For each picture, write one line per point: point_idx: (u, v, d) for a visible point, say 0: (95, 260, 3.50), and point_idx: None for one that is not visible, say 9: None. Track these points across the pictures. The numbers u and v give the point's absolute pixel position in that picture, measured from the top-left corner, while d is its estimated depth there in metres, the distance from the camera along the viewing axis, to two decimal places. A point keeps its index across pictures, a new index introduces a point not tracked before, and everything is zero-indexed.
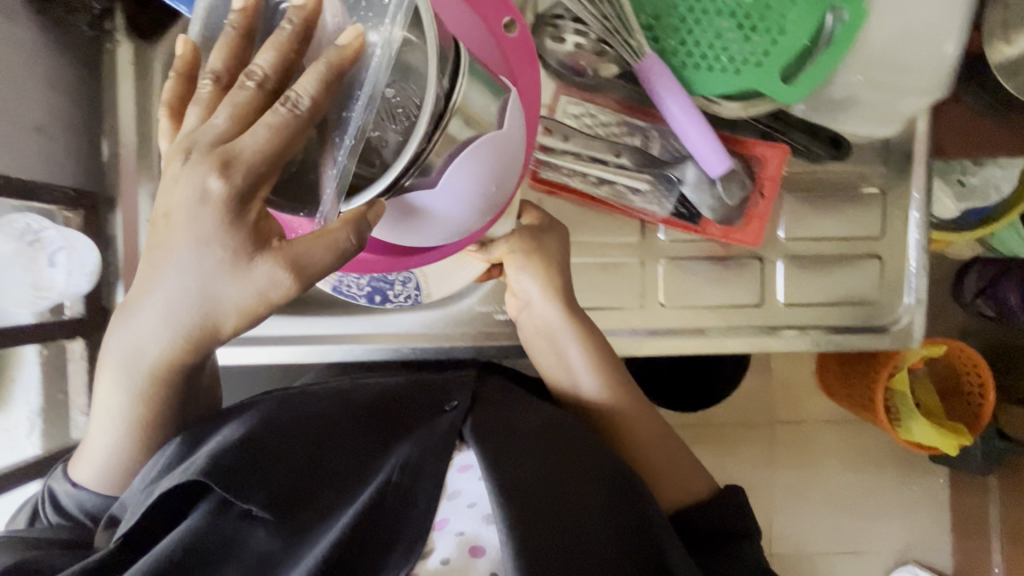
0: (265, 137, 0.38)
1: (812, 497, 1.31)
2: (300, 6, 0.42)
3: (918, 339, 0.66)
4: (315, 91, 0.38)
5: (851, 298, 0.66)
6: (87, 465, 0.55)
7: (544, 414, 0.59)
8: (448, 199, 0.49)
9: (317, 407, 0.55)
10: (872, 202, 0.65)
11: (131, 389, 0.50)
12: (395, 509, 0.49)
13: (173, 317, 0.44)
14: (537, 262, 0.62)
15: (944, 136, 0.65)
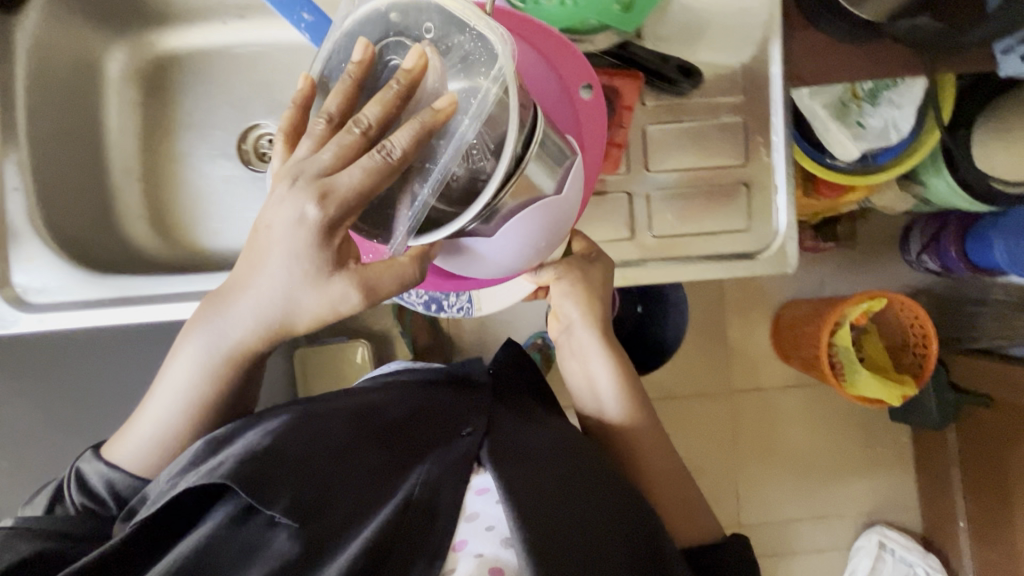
0: (360, 179, 0.46)
1: (755, 452, 1.51)
2: (407, 70, 0.48)
3: (790, 261, 0.67)
4: (406, 145, 0.46)
5: (721, 226, 0.68)
6: (130, 443, 0.61)
7: (557, 436, 0.65)
8: (502, 246, 0.57)
9: (339, 420, 0.60)
10: (733, 130, 0.68)
11: (203, 367, 0.59)
12: (412, 527, 0.55)
13: (261, 315, 0.54)
14: (582, 291, 0.67)
15: (799, 63, 0.68)
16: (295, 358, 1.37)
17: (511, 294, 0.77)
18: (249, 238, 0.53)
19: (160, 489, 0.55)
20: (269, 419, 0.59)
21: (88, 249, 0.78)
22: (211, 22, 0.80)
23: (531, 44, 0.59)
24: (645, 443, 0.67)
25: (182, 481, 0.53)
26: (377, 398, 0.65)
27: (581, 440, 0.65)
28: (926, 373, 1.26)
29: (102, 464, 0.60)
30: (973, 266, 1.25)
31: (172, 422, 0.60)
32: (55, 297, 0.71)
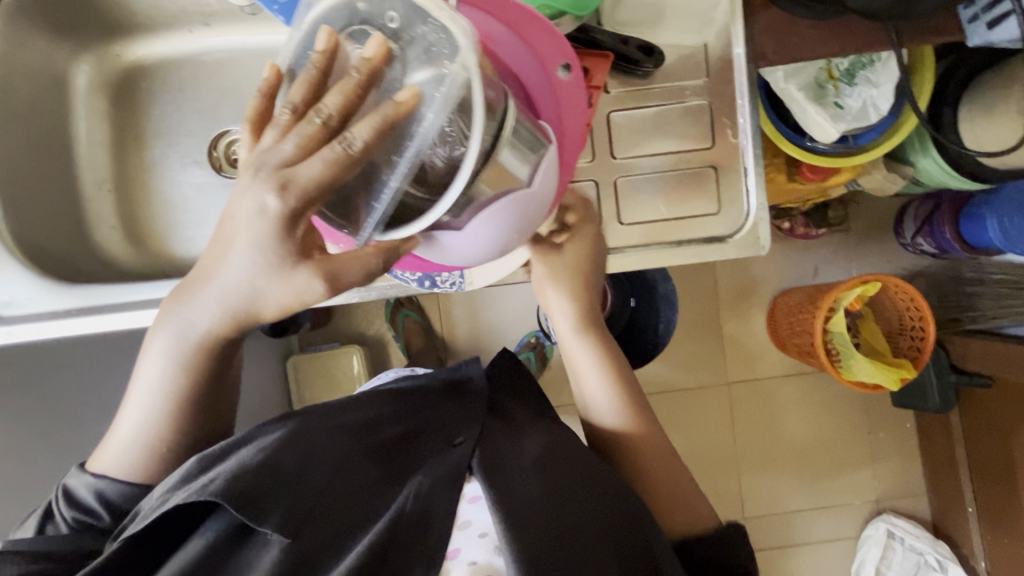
0: (320, 171, 0.45)
1: (756, 444, 1.49)
2: (368, 58, 0.45)
3: (763, 242, 0.67)
4: (368, 137, 0.44)
5: (692, 211, 0.68)
6: (115, 446, 0.61)
7: (547, 445, 0.65)
8: (471, 242, 0.56)
9: (333, 438, 0.60)
10: (698, 114, 0.68)
11: (175, 359, 0.58)
12: (409, 537, 0.54)
13: (228, 303, 0.54)
14: (559, 272, 0.70)
15: (762, 41, 0.67)
16: (288, 366, 1.37)
17: (504, 267, 0.73)
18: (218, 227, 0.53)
19: (148, 507, 0.54)
20: (261, 435, 0.58)
21: (64, 262, 0.79)
22: (180, 31, 0.82)
23: (509, 25, 0.57)
24: (634, 435, 0.70)
25: (172, 498, 0.52)
26: (370, 413, 0.65)
27: (575, 446, 0.66)
28: (925, 357, 1.23)
29: (90, 477, 0.59)
30: (967, 247, 1.23)
31: (153, 421, 0.60)
32: (24, 309, 0.72)
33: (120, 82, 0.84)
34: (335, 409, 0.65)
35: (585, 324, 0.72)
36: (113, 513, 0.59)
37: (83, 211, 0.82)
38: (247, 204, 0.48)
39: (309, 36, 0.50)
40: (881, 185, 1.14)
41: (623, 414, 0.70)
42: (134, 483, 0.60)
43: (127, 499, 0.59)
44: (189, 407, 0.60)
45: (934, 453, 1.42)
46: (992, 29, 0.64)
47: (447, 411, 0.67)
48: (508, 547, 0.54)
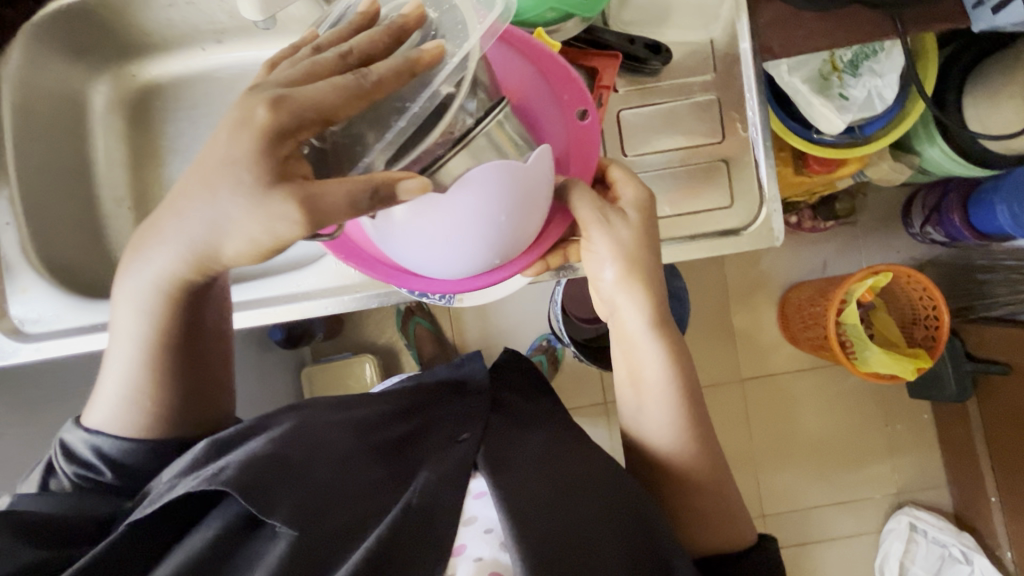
0: (325, 92, 0.44)
1: (772, 439, 1.48)
2: (405, 15, 0.50)
3: (777, 233, 0.67)
4: (385, 73, 0.46)
5: (704, 205, 0.69)
6: (100, 403, 0.59)
7: (550, 442, 0.66)
8: (457, 221, 0.57)
9: (342, 432, 0.62)
10: (707, 109, 0.69)
11: (149, 304, 0.57)
12: (417, 533, 0.54)
13: (190, 237, 0.51)
14: (625, 252, 0.62)
15: (768, 36, 0.68)
16: (302, 377, 1.38)
17: (501, 290, 0.76)
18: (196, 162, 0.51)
19: (157, 492, 0.54)
20: (270, 426, 0.61)
21: (86, 279, 0.80)
22: (193, 49, 0.84)
23: (530, 59, 0.63)
24: (688, 449, 0.64)
25: (181, 485, 0.53)
26: (378, 412, 0.68)
27: (576, 446, 0.66)
28: (939, 347, 1.22)
29: (87, 433, 0.58)
30: (979, 235, 1.23)
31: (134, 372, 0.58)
32: (51, 326, 0.73)
33: (135, 101, 0.86)
34: (342, 408, 0.68)
35: (660, 320, 0.65)
36: (112, 470, 0.57)
37: (101, 227, 0.83)
38: (230, 123, 0.46)
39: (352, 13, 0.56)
40: (887, 175, 1.13)
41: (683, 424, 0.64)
42: (126, 437, 0.58)
43: (125, 454, 0.57)
44: (164, 357, 0.59)
45: (954, 443, 1.40)
46: (996, 14, 0.64)
47: (449, 414, 0.70)
48: (518, 544, 0.53)
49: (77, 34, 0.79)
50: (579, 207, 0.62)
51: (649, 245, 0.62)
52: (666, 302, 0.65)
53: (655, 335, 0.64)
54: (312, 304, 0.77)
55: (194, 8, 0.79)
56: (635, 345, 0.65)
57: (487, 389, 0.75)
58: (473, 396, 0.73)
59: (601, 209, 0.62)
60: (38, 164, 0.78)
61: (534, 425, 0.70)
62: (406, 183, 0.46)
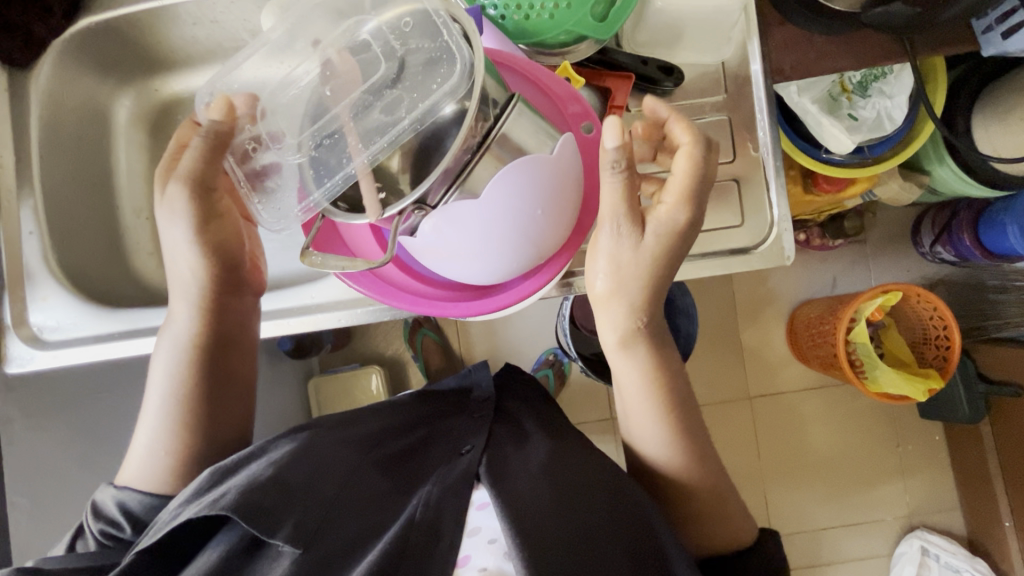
0: (196, 156, 0.59)
1: (782, 459, 1.46)
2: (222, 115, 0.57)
3: (788, 252, 0.67)
4: (219, 114, 0.57)
5: (715, 223, 0.69)
6: (134, 463, 0.63)
7: (552, 451, 0.65)
8: (491, 215, 0.54)
9: (344, 453, 0.63)
10: (718, 129, 0.70)
11: (175, 362, 0.64)
12: (421, 544, 0.53)
13: (186, 291, 0.65)
14: (618, 265, 0.60)
15: (779, 58, 0.69)
16: (309, 388, 1.38)
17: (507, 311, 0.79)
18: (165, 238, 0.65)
19: (163, 520, 0.55)
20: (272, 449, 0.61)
21: (107, 288, 0.81)
22: (214, 64, 0.85)
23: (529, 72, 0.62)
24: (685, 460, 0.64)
25: (185, 512, 0.54)
26: (379, 432, 0.69)
27: (576, 452, 0.66)
28: (950, 368, 1.22)
29: (114, 488, 0.61)
30: (990, 255, 1.22)
31: (165, 416, 0.63)
32: (70, 333, 0.74)
33: (158, 116, 0.87)
34: (344, 426, 0.69)
35: (635, 337, 0.63)
36: (133, 526, 0.59)
37: (120, 237, 0.85)
38: (174, 185, 0.61)
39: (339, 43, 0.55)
40: (897, 195, 1.13)
41: (661, 434, 0.65)
42: (155, 493, 0.61)
43: (146, 509, 0.60)
44: (192, 396, 0.64)
45: (968, 465, 1.38)
46: (1006, 39, 0.64)
47: (456, 427, 0.71)
48: (519, 551, 0.52)
49: (105, 51, 0.81)
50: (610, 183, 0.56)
51: (632, 267, 0.59)
52: (655, 321, 0.64)
53: (629, 353, 0.64)
54: (324, 316, 0.77)
55: (218, 26, 0.80)
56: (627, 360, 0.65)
57: (491, 397, 0.76)
58: (476, 410, 0.73)
59: (621, 212, 0.57)
60: (60, 175, 0.80)
61: (531, 434, 0.69)
62: (215, 109, 0.57)
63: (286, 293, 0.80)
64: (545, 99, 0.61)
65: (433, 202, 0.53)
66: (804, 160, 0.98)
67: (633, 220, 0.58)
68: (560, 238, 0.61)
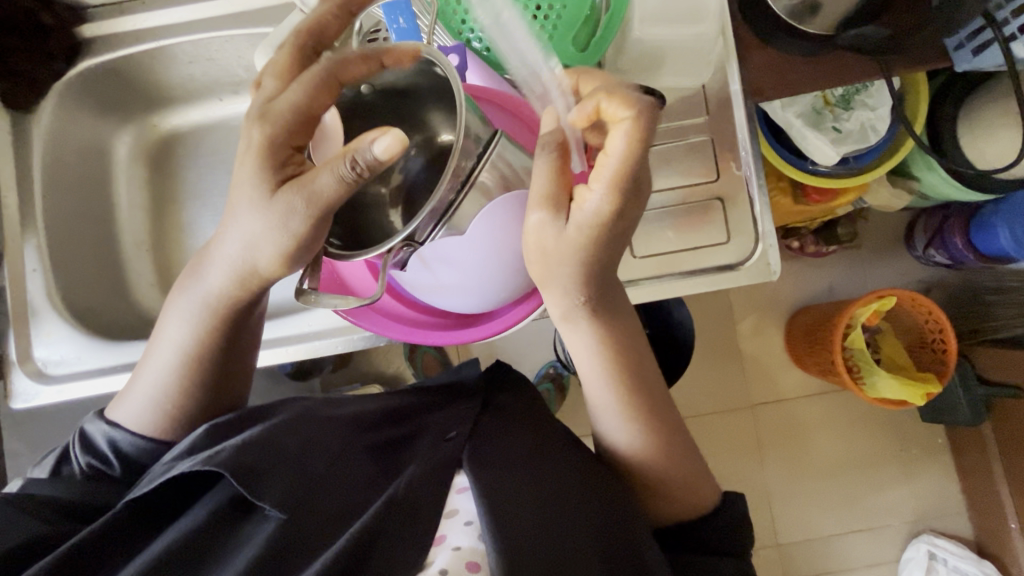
0: (328, 187, 0.46)
1: (786, 467, 1.46)
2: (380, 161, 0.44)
3: (774, 267, 0.69)
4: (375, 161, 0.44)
5: (703, 240, 0.71)
6: (134, 399, 0.60)
7: (536, 441, 0.62)
8: (478, 247, 0.56)
9: (335, 426, 0.59)
10: (702, 150, 0.71)
11: (190, 323, 0.59)
12: (399, 521, 0.51)
13: (223, 262, 0.56)
14: (550, 248, 0.53)
15: (758, 79, 0.71)
16: None
17: None
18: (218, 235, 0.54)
19: (155, 472, 0.53)
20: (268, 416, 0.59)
21: (111, 322, 0.83)
22: (210, 99, 0.88)
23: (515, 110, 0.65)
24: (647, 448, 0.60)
25: (176, 467, 0.52)
26: (369, 410, 0.64)
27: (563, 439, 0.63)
28: (949, 369, 1.22)
29: (108, 425, 0.59)
30: (982, 257, 1.23)
31: (166, 379, 0.59)
32: (72, 368, 0.76)
33: (157, 151, 0.90)
34: (339, 403, 0.65)
35: (576, 316, 0.57)
36: (122, 463, 0.58)
37: (123, 270, 0.87)
38: (286, 192, 0.48)
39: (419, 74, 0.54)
40: (888, 201, 1.18)
41: (607, 414, 0.60)
42: (149, 440, 0.58)
43: (136, 450, 0.58)
44: (202, 371, 0.59)
45: (972, 467, 1.38)
46: (977, 56, 0.66)
47: (434, 409, 0.67)
48: (493, 532, 0.50)
49: (105, 91, 0.84)
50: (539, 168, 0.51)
51: (555, 256, 0.53)
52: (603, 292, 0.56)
53: (575, 334, 0.59)
54: (322, 343, 0.79)
55: (214, 64, 0.83)
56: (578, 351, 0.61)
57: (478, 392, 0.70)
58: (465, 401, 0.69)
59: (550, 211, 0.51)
60: (61, 211, 0.82)
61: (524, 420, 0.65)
62: (382, 144, 0.43)
63: (285, 319, 0.81)
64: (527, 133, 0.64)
65: (421, 237, 0.51)
66: (791, 173, 1.00)
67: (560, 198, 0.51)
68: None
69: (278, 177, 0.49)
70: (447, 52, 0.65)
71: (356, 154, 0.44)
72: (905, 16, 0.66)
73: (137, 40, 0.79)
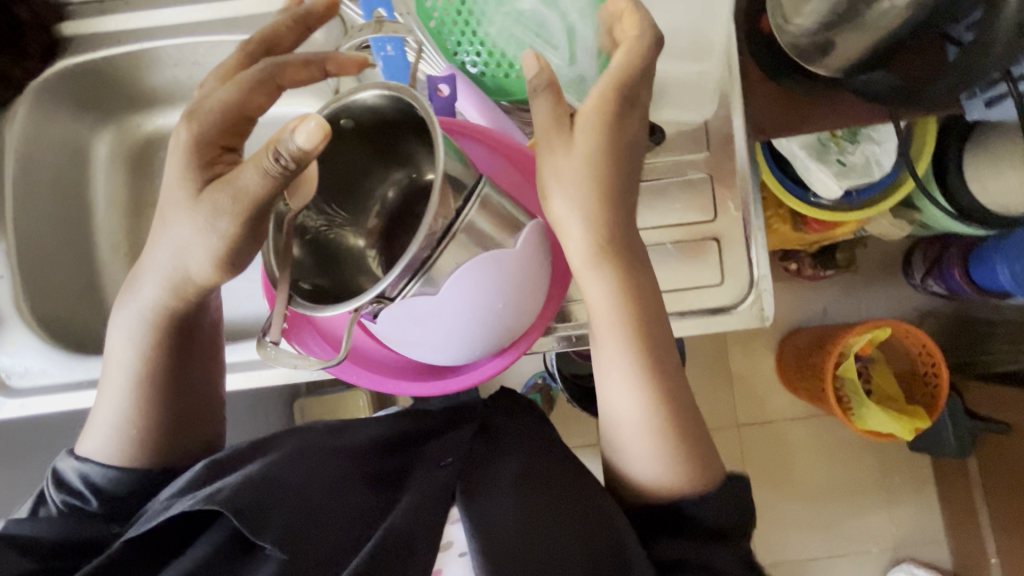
0: (255, 180, 0.43)
1: (770, 490, 1.45)
2: (302, 149, 0.40)
3: (767, 313, 0.67)
4: (298, 154, 0.40)
5: (695, 281, 0.68)
6: (96, 432, 0.56)
7: (525, 465, 0.56)
8: (456, 307, 0.54)
9: (335, 458, 0.55)
10: (700, 186, 0.69)
11: (139, 343, 0.55)
12: (398, 557, 0.47)
13: (163, 268, 0.52)
14: (578, 177, 0.49)
15: (763, 118, 0.68)
16: (294, 407, 1.37)
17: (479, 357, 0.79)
18: (155, 242, 0.52)
19: (153, 510, 0.50)
20: (270, 449, 0.56)
21: (81, 326, 0.81)
22: (196, 102, 0.85)
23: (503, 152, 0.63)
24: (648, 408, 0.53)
25: (176, 506, 0.49)
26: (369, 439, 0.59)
27: (563, 467, 0.58)
28: (938, 404, 1.21)
29: (77, 460, 0.55)
30: (979, 290, 1.22)
31: (122, 406, 0.55)
32: (38, 380, 0.73)
33: (138, 151, 0.87)
34: (345, 430, 0.61)
35: (603, 254, 0.52)
36: (100, 498, 0.53)
37: (97, 273, 0.85)
38: (215, 187, 0.45)
39: (388, 110, 0.49)
40: (887, 230, 1.15)
41: (625, 397, 0.54)
42: (122, 467, 0.54)
43: (114, 483, 0.53)
44: (156, 389, 0.55)
45: (956, 499, 1.38)
46: (989, 107, 0.65)
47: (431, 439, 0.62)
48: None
49: (84, 91, 0.81)
50: (535, 111, 0.50)
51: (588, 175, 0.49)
52: (620, 207, 0.52)
53: (600, 275, 0.53)
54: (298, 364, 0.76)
55: (200, 67, 0.80)
56: (595, 308, 0.54)
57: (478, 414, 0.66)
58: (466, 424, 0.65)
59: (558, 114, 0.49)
60: (34, 213, 0.79)
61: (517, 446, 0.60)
62: (303, 131, 0.39)
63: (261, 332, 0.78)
64: (517, 174, 0.63)
65: (393, 293, 0.48)
66: (791, 201, 0.97)
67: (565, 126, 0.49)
68: (526, 322, 0.61)
69: (204, 176, 0.47)
70: (437, 81, 0.62)
71: (275, 141, 0.40)
72: (915, 63, 0.63)
73: (120, 42, 0.76)
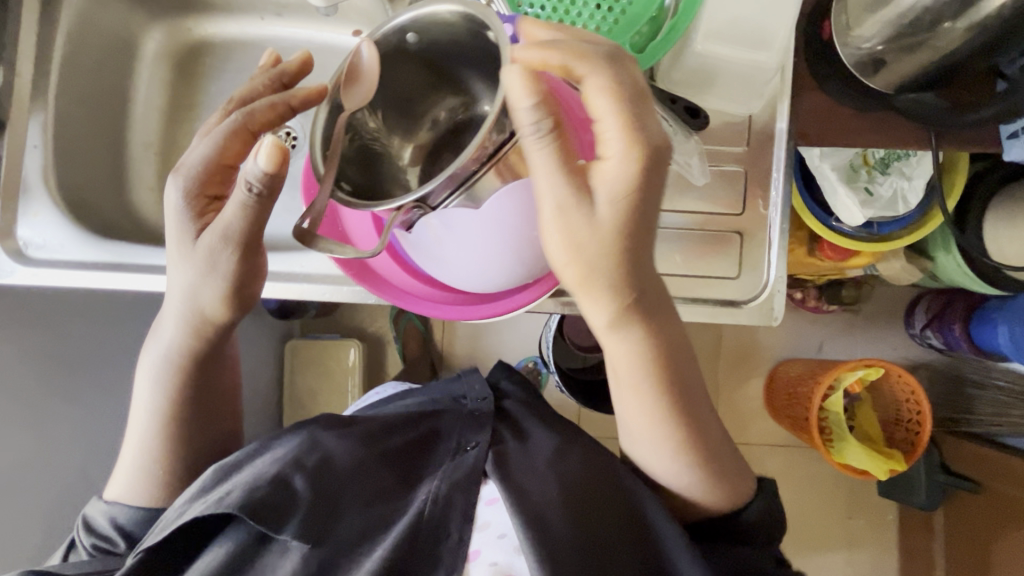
0: (241, 215, 0.52)
1: None
2: (267, 172, 0.48)
3: (776, 313, 0.68)
4: (263, 178, 0.49)
5: (711, 271, 0.69)
6: (124, 476, 0.62)
7: (552, 457, 0.60)
8: (493, 225, 0.55)
9: (348, 445, 0.60)
10: (732, 179, 0.70)
11: (164, 370, 0.61)
12: (428, 542, 0.54)
13: (179, 308, 0.59)
14: (583, 233, 0.46)
15: (806, 122, 0.69)
16: (286, 348, 1.37)
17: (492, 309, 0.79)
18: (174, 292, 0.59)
19: (168, 518, 0.55)
20: (283, 439, 0.60)
21: (99, 214, 0.81)
22: (252, 16, 0.86)
23: None
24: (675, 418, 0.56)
25: (190, 509, 0.54)
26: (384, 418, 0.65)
27: (590, 452, 0.61)
28: (917, 451, 1.22)
29: (105, 504, 0.61)
30: (976, 349, 1.23)
31: (146, 440, 0.61)
32: (54, 254, 0.74)
33: (185, 55, 0.88)
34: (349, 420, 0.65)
35: (625, 314, 0.50)
36: (126, 539, 0.60)
37: (124, 167, 0.86)
38: (211, 239, 0.54)
39: (459, 38, 0.52)
40: (898, 274, 1.15)
41: (646, 418, 0.55)
42: (147, 508, 0.60)
43: (140, 524, 0.60)
44: (180, 418, 0.62)
45: (916, 550, 1.39)
46: None
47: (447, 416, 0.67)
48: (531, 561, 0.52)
49: None
50: (536, 159, 0.46)
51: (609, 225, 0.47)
52: (641, 259, 0.49)
53: (621, 333, 0.51)
54: (308, 289, 0.74)
55: None
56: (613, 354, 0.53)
57: (489, 396, 0.70)
58: (473, 409, 0.68)
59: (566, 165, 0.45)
60: (76, 94, 0.81)
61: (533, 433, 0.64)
62: (264, 155, 0.48)
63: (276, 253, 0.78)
64: None
65: (434, 202, 0.50)
66: (816, 224, 0.97)
67: (576, 180, 0.46)
68: None
69: (199, 224, 0.57)
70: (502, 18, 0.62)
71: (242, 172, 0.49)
72: (962, 94, 0.65)
73: None
